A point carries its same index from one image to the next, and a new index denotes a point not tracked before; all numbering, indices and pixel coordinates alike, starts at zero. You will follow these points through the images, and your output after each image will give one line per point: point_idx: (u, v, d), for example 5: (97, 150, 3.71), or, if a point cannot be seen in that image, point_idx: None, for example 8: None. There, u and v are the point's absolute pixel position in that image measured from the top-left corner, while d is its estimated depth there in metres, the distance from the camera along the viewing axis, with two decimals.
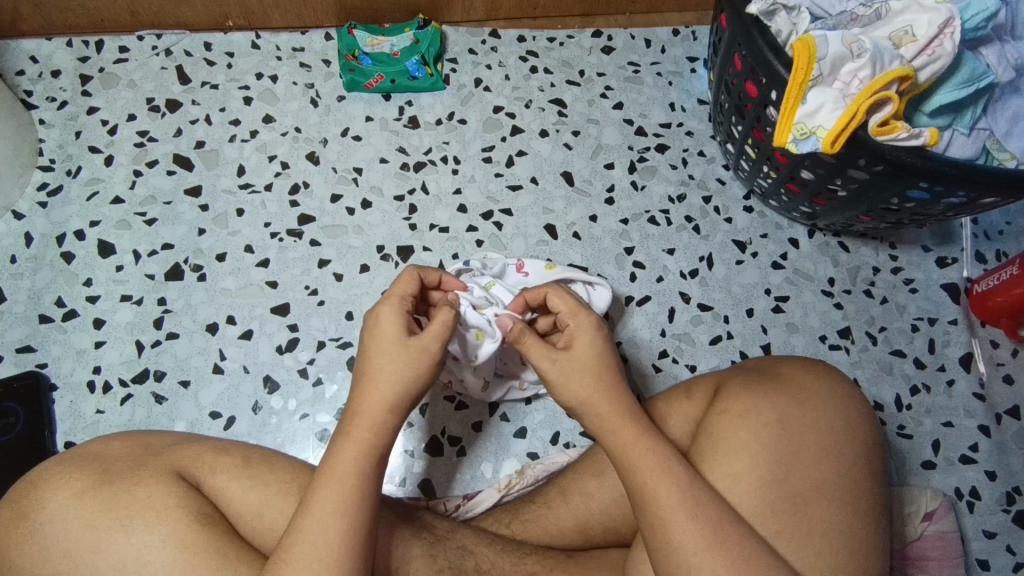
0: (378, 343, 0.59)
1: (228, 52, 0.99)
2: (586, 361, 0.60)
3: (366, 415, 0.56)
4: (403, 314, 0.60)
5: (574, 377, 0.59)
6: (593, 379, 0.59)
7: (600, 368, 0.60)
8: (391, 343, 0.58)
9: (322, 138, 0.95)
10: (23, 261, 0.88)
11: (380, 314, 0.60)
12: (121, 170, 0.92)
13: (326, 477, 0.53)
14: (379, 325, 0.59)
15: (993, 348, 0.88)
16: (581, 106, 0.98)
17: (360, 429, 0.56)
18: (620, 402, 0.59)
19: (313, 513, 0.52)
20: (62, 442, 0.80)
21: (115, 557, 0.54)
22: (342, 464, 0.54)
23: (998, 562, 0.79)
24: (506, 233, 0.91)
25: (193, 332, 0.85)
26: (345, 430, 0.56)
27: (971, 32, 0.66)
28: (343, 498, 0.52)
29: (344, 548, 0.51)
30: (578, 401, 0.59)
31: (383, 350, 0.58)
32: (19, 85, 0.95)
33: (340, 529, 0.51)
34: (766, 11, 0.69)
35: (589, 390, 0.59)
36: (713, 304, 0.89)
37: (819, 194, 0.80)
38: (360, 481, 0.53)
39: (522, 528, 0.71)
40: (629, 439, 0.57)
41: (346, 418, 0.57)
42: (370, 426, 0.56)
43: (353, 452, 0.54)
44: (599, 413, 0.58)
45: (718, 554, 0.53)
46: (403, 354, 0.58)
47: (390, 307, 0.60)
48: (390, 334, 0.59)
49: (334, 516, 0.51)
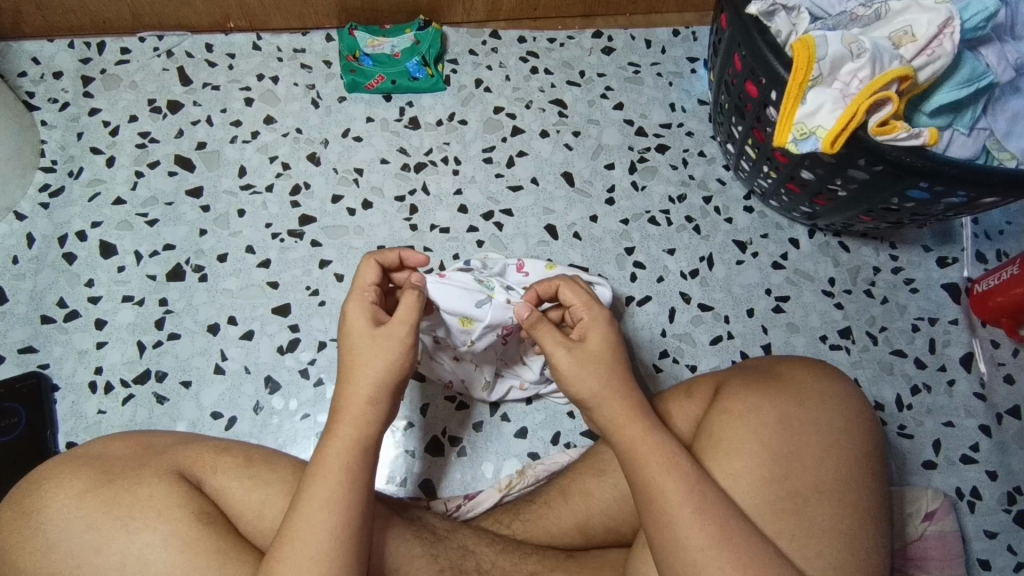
0: (349, 336, 0.59)
1: (229, 53, 0.99)
2: (597, 355, 0.60)
3: (345, 410, 0.56)
4: (369, 307, 0.61)
5: (584, 372, 0.59)
6: (602, 374, 0.59)
7: (607, 364, 0.60)
8: (359, 335, 0.59)
9: (323, 139, 0.95)
10: (25, 262, 0.88)
11: (347, 310, 0.61)
12: (123, 171, 0.93)
13: (313, 475, 0.54)
14: (346, 321, 0.60)
15: (993, 348, 0.88)
16: (581, 107, 0.98)
17: (343, 425, 0.56)
18: (627, 398, 0.59)
19: (302, 512, 0.52)
20: (63, 442, 0.80)
21: (116, 557, 0.55)
22: (326, 461, 0.54)
23: (998, 562, 0.79)
24: (507, 233, 0.91)
25: (194, 333, 0.85)
26: (330, 427, 0.56)
27: (971, 32, 0.66)
28: (329, 495, 0.52)
29: (331, 545, 0.51)
30: (585, 397, 0.59)
31: (353, 342, 0.59)
32: (20, 86, 0.96)
33: (328, 525, 0.51)
34: (766, 12, 0.70)
35: (597, 386, 0.59)
36: (713, 304, 0.89)
37: (819, 194, 0.80)
38: (346, 477, 0.53)
39: (522, 527, 0.71)
40: (637, 435, 0.57)
41: (332, 415, 0.57)
42: (353, 421, 0.56)
43: (337, 449, 0.55)
44: (607, 409, 0.59)
45: (723, 551, 0.53)
46: (372, 343, 0.58)
47: (358, 301, 0.61)
48: (356, 326, 0.60)
49: (320, 513, 0.52)
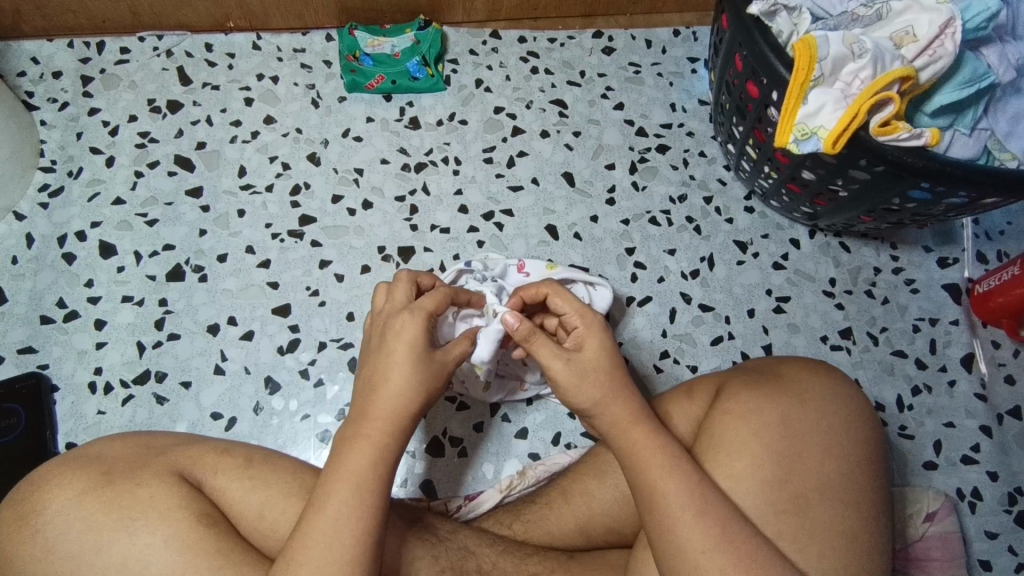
0: (402, 349, 0.58)
1: (228, 53, 0.99)
2: (596, 364, 0.60)
3: (377, 417, 0.56)
4: (426, 324, 0.60)
5: (585, 379, 0.59)
6: (604, 381, 0.59)
7: (611, 370, 0.60)
8: (409, 352, 0.58)
9: (323, 139, 0.95)
10: (24, 262, 0.88)
11: (401, 323, 0.60)
12: (122, 171, 0.92)
13: (337, 478, 0.53)
14: (399, 335, 0.59)
15: (994, 348, 0.88)
16: (581, 107, 0.98)
17: (374, 428, 0.56)
18: (629, 402, 0.59)
19: (325, 515, 0.52)
20: (63, 443, 0.79)
21: (115, 558, 0.54)
22: (350, 465, 0.54)
23: (1000, 562, 0.79)
24: (507, 234, 0.91)
25: (194, 333, 0.85)
26: (360, 432, 0.56)
27: (972, 33, 0.66)
28: (356, 501, 0.52)
29: (356, 549, 0.51)
30: (586, 402, 0.59)
31: (404, 354, 0.58)
32: (19, 86, 0.95)
33: (354, 529, 0.51)
34: (767, 12, 0.70)
35: (600, 393, 0.59)
36: (713, 304, 0.89)
37: (820, 194, 0.80)
38: (375, 484, 0.54)
39: (523, 528, 0.71)
40: (639, 438, 0.57)
41: (355, 420, 0.57)
42: (383, 425, 0.56)
43: (365, 454, 0.54)
44: (609, 413, 0.58)
45: (724, 553, 0.53)
46: (430, 366, 0.59)
47: (416, 317, 0.60)
48: (412, 342, 0.59)
49: (346, 518, 0.52)
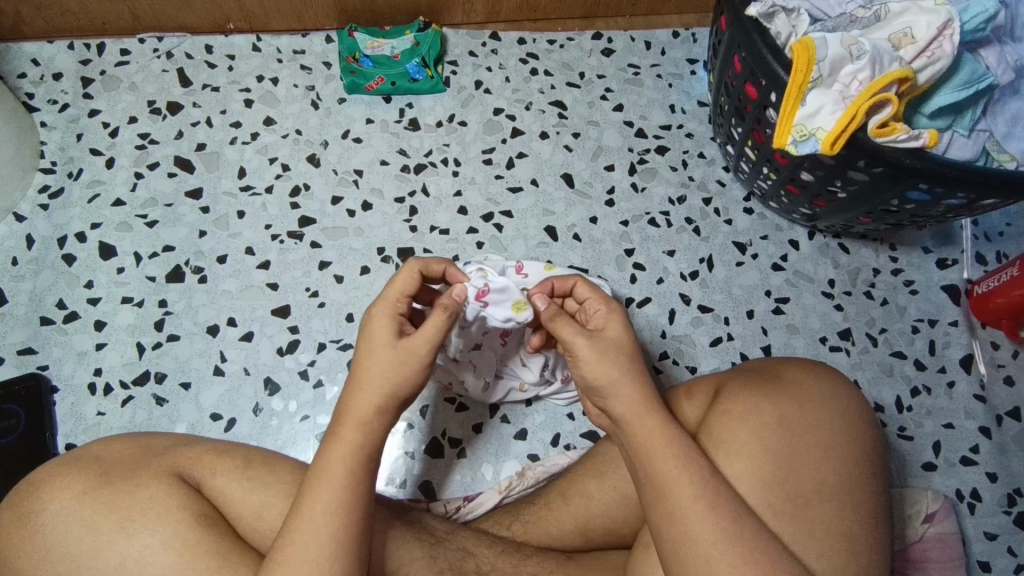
0: (368, 343, 0.59)
1: (229, 54, 0.99)
2: (615, 347, 0.60)
3: (355, 417, 0.56)
4: (394, 319, 0.60)
5: (606, 360, 0.59)
6: (622, 363, 0.59)
7: (629, 354, 0.60)
8: (379, 347, 0.58)
9: (323, 140, 0.95)
10: (24, 263, 0.88)
11: (373, 315, 0.61)
12: (123, 172, 0.92)
13: (319, 477, 0.53)
14: (368, 327, 0.60)
15: (993, 349, 0.88)
16: (581, 108, 0.98)
17: (348, 429, 0.56)
18: (645, 389, 0.59)
19: (304, 515, 0.52)
20: (63, 444, 0.80)
21: (115, 559, 0.55)
22: (331, 465, 0.54)
23: (999, 564, 0.79)
24: (506, 235, 0.91)
25: (194, 334, 0.85)
26: (336, 430, 0.56)
27: (971, 34, 0.66)
28: (336, 501, 0.52)
29: (337, 547, 0.51)
30: (605, 384, 0.59)
31: (369, 352, 0.58)
32: (20, 88, 0.96)
33: (334, 529, 0.51)
34: (765, 14, 0.69)
35: (619, 374, 0.59)
36: (713, 305, 0.89)
37: (819, 196, 0.80)
38: (349, 480, 0.53)
39: (523, 529, 0.71)
40: (653, 427, 0.57)
41: (336, 417, 0.57)
42: (358, 426, 0.56)
43: (342, 453, 0.55)
44: (625, 398, 0.58)
45: (735, 547, 0.53)
46: (392, 355, 0.58)
47: (384, 308, 0.61)
48: (378, 337, 0.59)
49: (324, 517, 0.52)
